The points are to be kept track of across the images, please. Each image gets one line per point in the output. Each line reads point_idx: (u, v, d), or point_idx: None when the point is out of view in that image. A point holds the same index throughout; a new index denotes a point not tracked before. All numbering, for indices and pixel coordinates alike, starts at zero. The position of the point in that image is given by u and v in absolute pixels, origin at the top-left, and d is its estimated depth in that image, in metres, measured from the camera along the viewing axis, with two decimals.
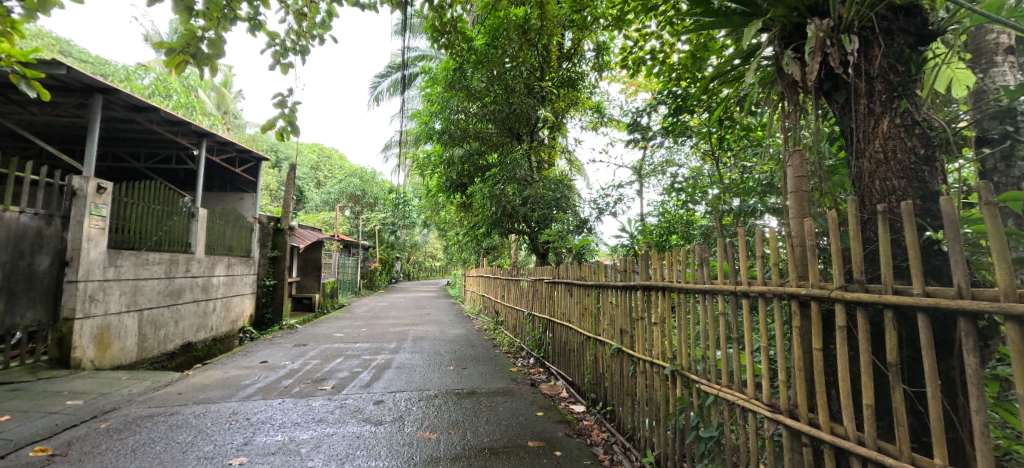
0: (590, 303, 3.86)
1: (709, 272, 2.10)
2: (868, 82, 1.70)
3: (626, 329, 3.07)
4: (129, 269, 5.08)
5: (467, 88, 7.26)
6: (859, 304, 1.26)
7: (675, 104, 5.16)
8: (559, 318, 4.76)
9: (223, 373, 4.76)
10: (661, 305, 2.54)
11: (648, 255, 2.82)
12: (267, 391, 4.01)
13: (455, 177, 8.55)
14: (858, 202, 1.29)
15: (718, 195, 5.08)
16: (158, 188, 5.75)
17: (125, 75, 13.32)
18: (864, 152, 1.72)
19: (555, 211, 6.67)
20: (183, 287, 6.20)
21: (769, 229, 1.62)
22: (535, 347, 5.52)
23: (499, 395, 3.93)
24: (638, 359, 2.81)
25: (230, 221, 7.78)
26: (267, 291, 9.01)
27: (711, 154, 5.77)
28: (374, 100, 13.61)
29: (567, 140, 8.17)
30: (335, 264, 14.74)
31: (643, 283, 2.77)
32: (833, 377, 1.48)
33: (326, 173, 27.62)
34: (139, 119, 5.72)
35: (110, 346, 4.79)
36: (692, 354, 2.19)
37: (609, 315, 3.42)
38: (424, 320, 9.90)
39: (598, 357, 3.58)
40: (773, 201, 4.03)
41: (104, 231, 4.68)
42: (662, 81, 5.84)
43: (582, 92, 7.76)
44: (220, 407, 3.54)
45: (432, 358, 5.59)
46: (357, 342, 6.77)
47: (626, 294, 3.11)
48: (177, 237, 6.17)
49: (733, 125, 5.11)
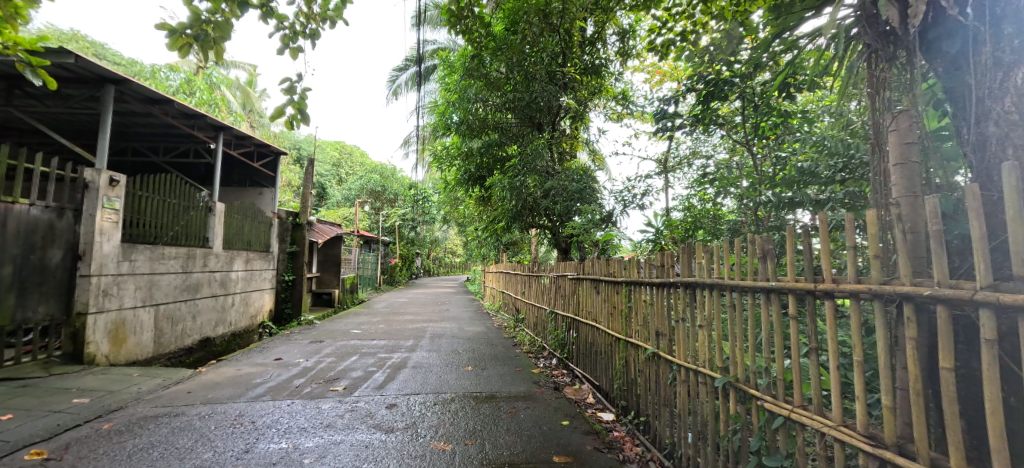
0: (620, 301, 3.54)
1: (774, 266, 1.78)
2: (994, 24, 1.34)
3: (663, 332, 2.75)
4: (143, 264, 4.99)
5: (486, 76, 7.00)
6: (1021, 310, 0.93)
7: (706, 89, 4.75)
8: (584, 317, 4.45)
9: (236, 370, 4.63)
10: (709, 305, 2.24)
11: (690, 249, 2.50)
12: (277, 391, 3.83)
13: (474, 169, 8.27)
14: (1017, 171, 0.96)
15: (752, 188, 4.70)
16: (175, 182, 5.66)
17: (150, 74, 13.49)
18: (989, 115, 1.36)
19: (578, 204, 6.33)
20: (201, 282, 6.13)
21: (870, 211, 1.30)
22: (558, 348, 5.22)
23: (520, 400, 3.63)
24: (679, 367, 2.51)
25: (249, 215, 7.71)
26: (287, 286, 8.96)
27: (744, 143, 5.34)
28: (392, 94, 13.44)
29: (589, 131, 7.81)
30: (355, 260, 14.70)
31: (685, 281, 2.46)
32: (964, 404, 1.15)
33: (347, 169, 27.80)
34: (155, 111, 5.65)
35: (125, 341, 4.71)
36: (751, 364, 1.88)
37: (641, 315, 3.10)
38: (442, 317, 9.70)
39: (629, 361, 3.26)
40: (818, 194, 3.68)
41: (117, 225, 4.58)
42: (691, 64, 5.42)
43: (604, 80, 7.39)
44: (227, 408, 3.36)
45: (449, 357, 5.34)
46: (374, 339, 6.60)
47: (663, 292, 2.79)
48: (195, 232, 6.10)
49: (769, 113, 4.72)
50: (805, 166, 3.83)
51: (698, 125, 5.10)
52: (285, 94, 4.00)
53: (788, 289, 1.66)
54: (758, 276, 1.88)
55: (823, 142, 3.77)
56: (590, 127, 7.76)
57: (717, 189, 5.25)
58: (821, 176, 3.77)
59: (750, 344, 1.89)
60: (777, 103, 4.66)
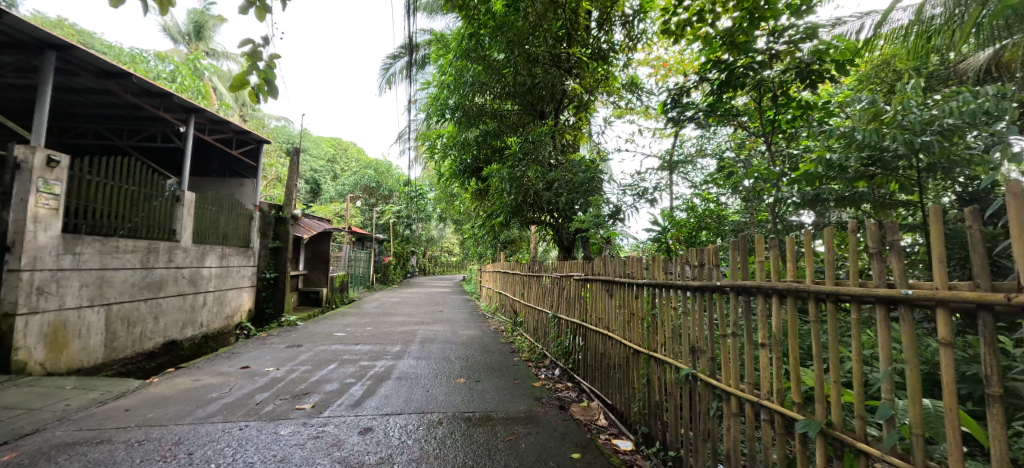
0: (639, 307, 2.97)
1: (905, 266, 1.23)
2: None
3: (702, 347, 2.21)
4: (92, 258, 4.41)
5: (486, 59, 6.55)
6: None
7: (720, 78, 4.23)
8: (593, 323, 3.88)
9: (193, 381, 4.02)
10: (777, 320, 1.68)
11: (746, 242, 1.95)
12: (232, 409, 3.23)
13: (471, 161, 7.53)
14: None
15: (754, 186, 4.13)
16: (135, 167, 5.06)
17: (131, 59, 12.77)
18: None
19: (582, 198, 5.75)
20: (165, 279, 5.54)
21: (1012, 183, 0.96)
22: (561, 357, 4.67)
23: (520, 424, 3.06)
24: (726, 395, 1.99)
25: (225, 206, 7.11)
26: (268, 285, 8.35)
27: (745, 142, 5.03)
28: (386, 83, 12.80)
29: (595, 122, 7.27)
30: (346, 257, 14.11)
31: (740, 286, 1.90)
32: None
33: (342, 165, 27.08)
34: (111, 86, 5.01)
35: (67, 347, 4.13)
36: (859, 405, 1.33)
37: (671, 324, 2.54)
38: (435, 319, 9.08)
39: (652, 379, 2.71)
40: (845, 192, 3.27)
41: (56, 212, 3.99)
42: (701, 50, 4.88)
43: (610, 68, 6.90)
44: (165, 433, 2.79)
45: (440, 366, 4.77)
46: (358, 344, 6.02)
47: (701, 299, 2.24)
48: (159, 223, 5.50)
49: (787, 104, 4.17)
50: (831, 158, 3.24)
51: (710, 120, 4.60)
52: (247, 60, 3.40)
53: (940, 300, 1.12)
54: (871, 281, 1.32)
55: (853, 134, 3.05)
56: (596, 116, 7.25)
57: (722, 188, 4.81)
58: (849, 171, 3.24)
59: (858, 377, 1.34)
60: (796, 93, 4.14)
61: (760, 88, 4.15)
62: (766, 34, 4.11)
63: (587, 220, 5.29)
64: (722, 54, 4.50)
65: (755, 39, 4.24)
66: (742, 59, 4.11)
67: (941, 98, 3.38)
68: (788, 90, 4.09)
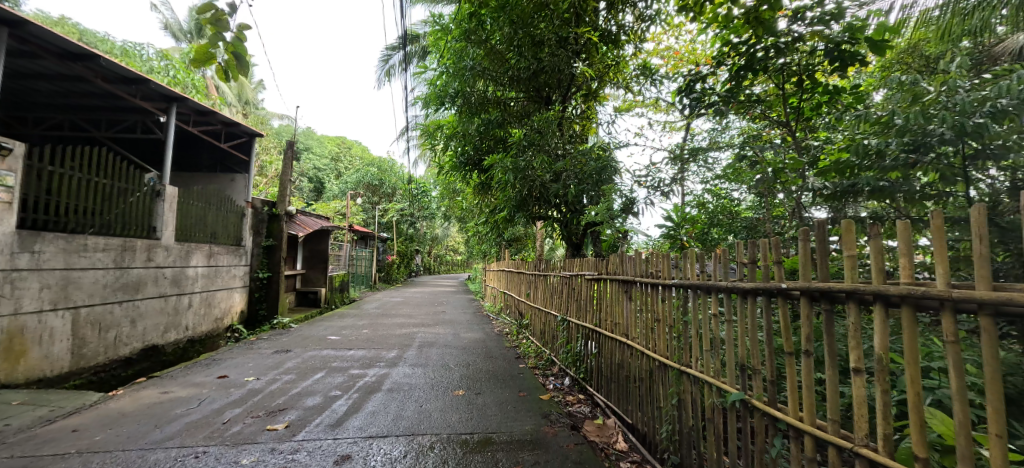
0: (667, 314, 2.48)
1: None
2: None
3: (758, 367, 1.72)
4: (55, 257, 4.02)
5: (487, 43, 6.06)
6: None
7: (741, 57, 3.64)
8: (609, 328, 3.42)
9: (161, 393, 3.60)
10: (881, 340, 1.21)
11: (823, 231, 1.47)
12: (195, 430, 2.81)
13: (471, 152, 7.04)
14: None
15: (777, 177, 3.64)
16: (108, 159, 4.67)
17: (123, 52, 12.35)
18: None
19: (593, 190, 5.28)
20: (144, 279, 5.14)
21: None
22: (571, 364, 4.22)
23: (525, 450, 2.60)
24: (798, 433, 1.51)
25: (213, 203, 6.72)
26: (261, 284, 7.96)
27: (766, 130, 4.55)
28: (386, 76, 12.36)
29: (604, 111, 6.81)
30: (347, 256, 13.73)
31: (818, 290, 1.42)
32: None
33: (345, 163, 26.71)
34: (80, 71, 4.59)
35: (25, 355, 3.74)
36: None
37: (710, 335, 2.07)
38: (437, 321, 8.67)
39: (685, 401, 2.24)
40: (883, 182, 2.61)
41: (9, 206, 3.61)
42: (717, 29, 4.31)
43: (621, 53, 6.40)
44: (105, 462, 2.36)
45: (439, 374, 4.34)
46: (352, 349, 5.59)
47: (756, 305, 1.76)
48: (136, 219, 5.10)
49: (810, 90, 3.60)
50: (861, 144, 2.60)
51: (726, 110, 4.05)
52: (213, 29, 2.89)
53: None
54: None
55: (892, 118, 2.51)
56: (604, 105, 6.78)
57: (738, 182, 4.30)
58: (886, 158, 2.56)
59: None
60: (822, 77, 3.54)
61: (782, 74, 3.61)
62: (784, 18, 3.59)
63: (598, 214, 4.81)
64: (732, 39, 4.00)
65: (782, 14, 3.66)
66: (767, 38, 3.49)
67: (990, 78, 2.79)
68: (814, 73, 3.55)
